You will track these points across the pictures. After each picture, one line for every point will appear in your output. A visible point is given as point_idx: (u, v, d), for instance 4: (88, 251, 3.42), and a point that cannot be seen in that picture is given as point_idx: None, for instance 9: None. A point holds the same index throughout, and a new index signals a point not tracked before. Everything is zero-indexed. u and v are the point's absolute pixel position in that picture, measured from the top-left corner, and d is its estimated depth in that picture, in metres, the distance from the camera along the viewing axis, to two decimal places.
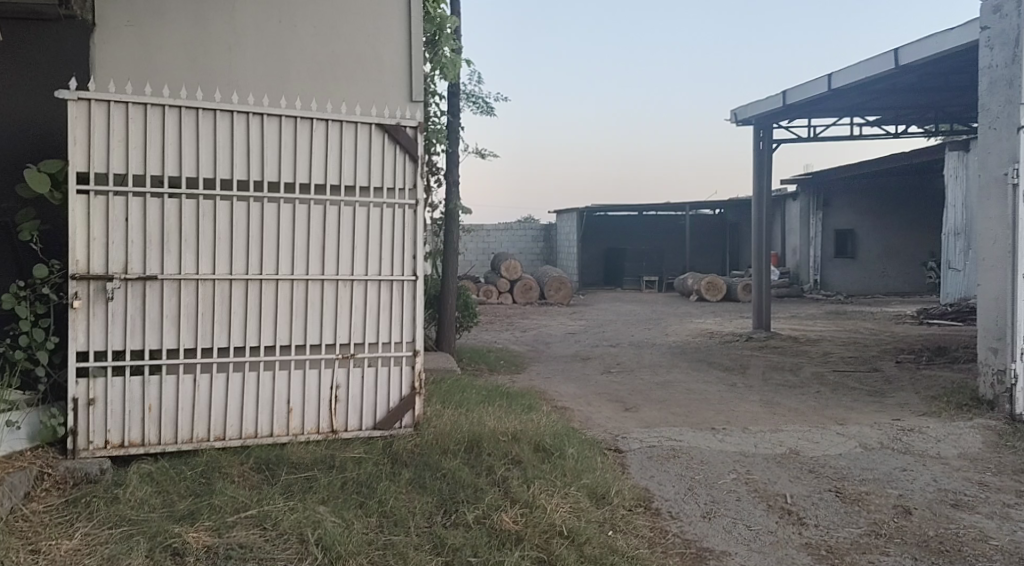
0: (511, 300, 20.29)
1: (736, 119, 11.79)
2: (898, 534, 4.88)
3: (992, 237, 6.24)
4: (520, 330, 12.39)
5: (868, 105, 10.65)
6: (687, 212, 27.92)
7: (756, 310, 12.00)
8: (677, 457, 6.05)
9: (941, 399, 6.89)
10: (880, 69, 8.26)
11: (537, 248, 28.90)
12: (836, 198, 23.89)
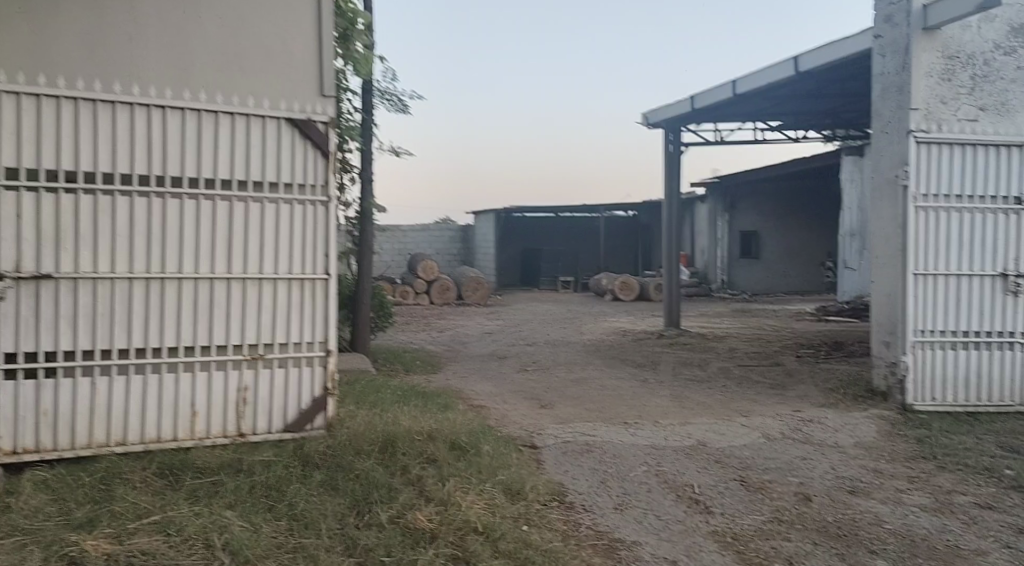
0: (428, 301, 20.20)
1: (647, 122, 12.10)
2: (799, 520, 5.10)
3: (885, 237, 6.53)
4: (438, 331, 12.37)
5: (773, 110, 11.07)
6: (602, 213, 28.44)
7: (665, 306, 12.28)
8: (591, 452, 6.16)
9: (839, 391, 7.23)
10: (780, 75, 8.64)
11: (455, 249, 28.90)
12: (741, 201, 24.49)
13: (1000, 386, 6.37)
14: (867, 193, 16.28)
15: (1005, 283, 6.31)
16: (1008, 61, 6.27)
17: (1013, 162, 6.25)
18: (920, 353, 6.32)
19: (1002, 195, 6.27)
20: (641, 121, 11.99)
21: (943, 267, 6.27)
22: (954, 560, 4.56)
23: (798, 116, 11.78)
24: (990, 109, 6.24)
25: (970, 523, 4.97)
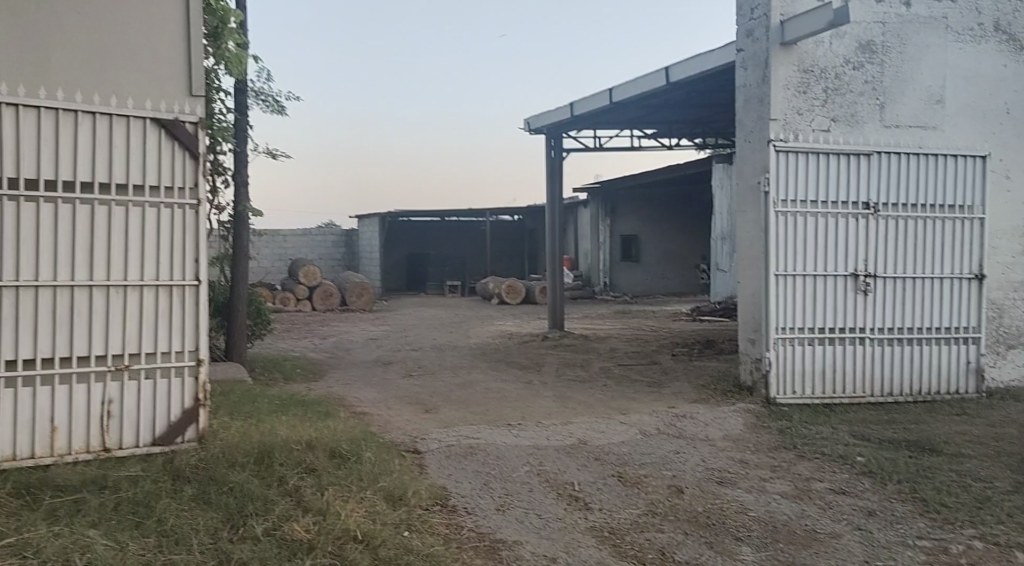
0: (310, 308, 19.80)
1: (529, 127, 12.31)
2: (671, 512, 5.31)
3: (749, 240, 6.89)
4: (320, 338, 12.13)
5: (649, 118, 11.51)
6: (487, 217, 28.65)
7: (549, 315, 12.51)
8: (474, 454, 6.21)
9: (710, 387, 7.57)
10: (654, 84, 8.98)
11: (336, 253, 28.39)
12: (620, 206, 25.39)
13: (853, 378, 6.84)
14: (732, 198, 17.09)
15: (855, 281, 6.80)
16: (856, 75, 6.73)
17: (861, 170, 6.73)
18: (781, 349, 6.71)
19: (852, 200, 6.75)
20: (524, 127, 12.18)
21: (801, 268, 6.68)
22: (811, 543, 4.86)
23: (671, 124, 12.30)
24: (841, 120, 6.72)
25: (826, 508, 5.32)
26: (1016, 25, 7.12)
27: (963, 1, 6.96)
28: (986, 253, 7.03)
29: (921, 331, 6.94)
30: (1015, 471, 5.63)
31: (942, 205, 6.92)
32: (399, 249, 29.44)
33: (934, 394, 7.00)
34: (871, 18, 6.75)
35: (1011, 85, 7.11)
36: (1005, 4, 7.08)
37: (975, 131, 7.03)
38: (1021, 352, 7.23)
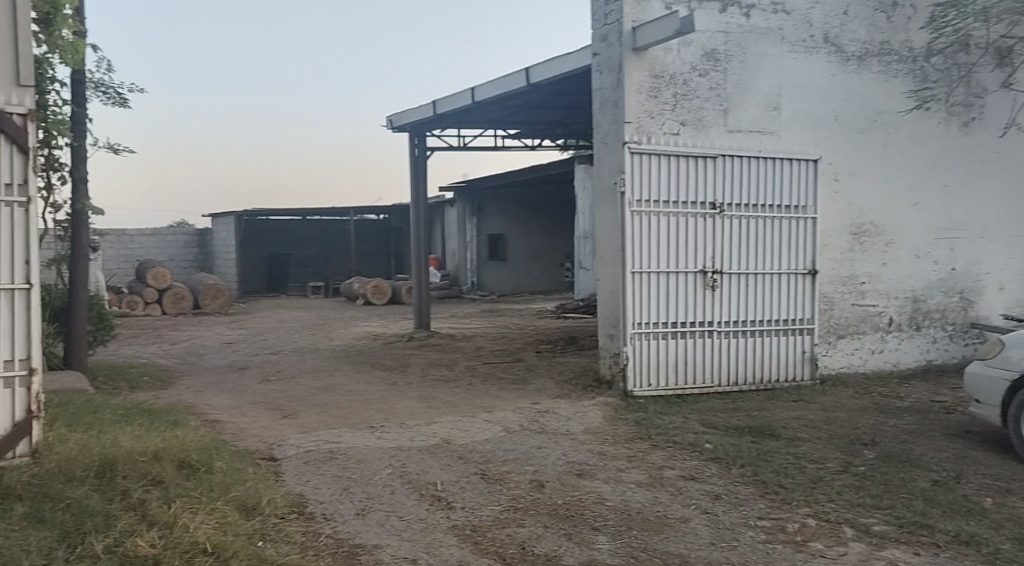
0: (160, 311, 18.84)
1: (391, 125, 12.21)
2: (532, 506, 5.39)
3: (607, 238, 7.10)
4: (172, 343, 11.54)
5: (512, 118, 11.69)
6: (350, 216, 28.31)
7: (413, 309, 12.51)
8: (334, 459, 6.10)
9: (572, 382, 7.77)
10: (515, 85, 9.09)
11: (191, 254, 27.10)
12: (488, 204, 25.54)
13: (703, 369, 7.20)
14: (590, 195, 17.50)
15: (704, 277, 7.16)
16: (703, 82, 7.08)
17: (708, 172, 7.09)
18: (638, 343, 6.97)
19: (700, 201, 7.09)
20: (385, 124, 12.07)
21: (654, 265, 6.95)
22: (663, 529, 5.06)
23: (531, 125, 12.58)
24: (689, 124, 7.04)
25: (677, 494, 5.56)
26: (843, 37, 7.71)
27: (795, 13, 7.46)
28: (818, 251, 7.59)
29: (762, 324, 7.40)
30: (843, 451, 6.10)
31: (779, 205, 7.41)
32: (264, 249, 28.50)
33: (774, 382, 7.49)
34: (714, 27, 7.12)
35: (838, 95, 7.70)
36: (832, 18, 7.65)
37: (808, 137, 7.55)
38: (850, 341, 7.85)
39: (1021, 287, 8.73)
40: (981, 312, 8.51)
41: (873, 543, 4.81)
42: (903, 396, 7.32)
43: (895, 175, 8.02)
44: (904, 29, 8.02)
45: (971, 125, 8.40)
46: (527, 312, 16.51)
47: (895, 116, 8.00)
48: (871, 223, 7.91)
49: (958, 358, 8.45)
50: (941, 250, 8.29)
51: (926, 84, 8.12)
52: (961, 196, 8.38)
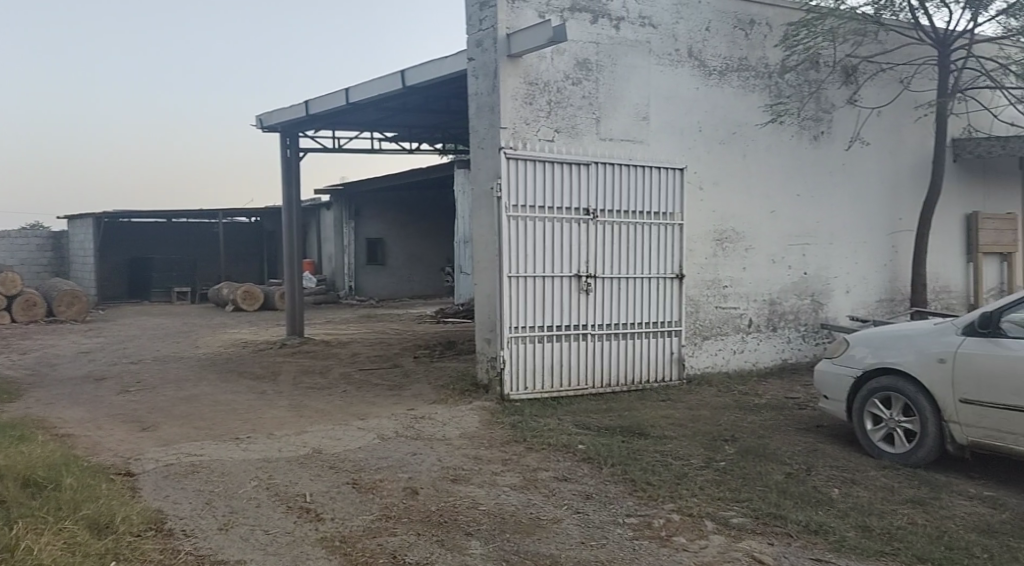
0: (7, 319, 17.42)
1: (262, 125, 11.83)
2: (405, 514, 5.30)
3: (484, 243, 7.12)
4: (19, 353, 10.72)
5: (390, 120, 11.62)
6: (218, 218, 27.32)
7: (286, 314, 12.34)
8: (196, 472, 5.82)
9: (449, 387, 7.77)
10: (390, 87, 9.00)
11: (44, 258, 25.25)
12: (365, 208, 25.17)
13: (577, 372, 7.36)
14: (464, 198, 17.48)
15: (578, 281, 7.32)
16: (576, 90, 7.24)
17: (582, 178, 7.25)
18: (514, 347, 7.04)
19: (574, 206, 7.24)
20: (256, 124, 11.68)
21: (530, 269, 7.04)
22: (535, 531, 5.09)
23: (408, 129, 12.54)
24: (563, 131, 7.19)
25: (549, 496, 5.64)
26: (705, 52, 8.09)
27: (662, 27, 7.76)
28: (684, 255, 7.92)
29: (633, 326, 7.64)
30: (706, 448, 6.38)
31: (649, 211, 7.67)
32: (129, 252, 27.03)
33: (644, 382, 7.75)
34: (586, 38, 7.30)
35: (701, 107, 8.06)
36: (696, 33, 8.01)
37: (675, 146, 7.87)
38: (714, 342, 8.23)
39: (865, 290, 9.44)
40: (830, 313, 9.13)
41: (732, 535, 5.04)
42: (761, 394, 7.75)
43: (753, 184, 8.48)
44: (761, 46, 8.51)
45: (820, 138, 9.00)
46: (406, 317, 16.38)
47: (753, 129, 8.46)
48: (732, 230, 8.33)
49: (811, 356, 9.03)
50: (796, 255, 8.83)
51: (781, 99, 8.64)
52: (813, 205, 8.97)
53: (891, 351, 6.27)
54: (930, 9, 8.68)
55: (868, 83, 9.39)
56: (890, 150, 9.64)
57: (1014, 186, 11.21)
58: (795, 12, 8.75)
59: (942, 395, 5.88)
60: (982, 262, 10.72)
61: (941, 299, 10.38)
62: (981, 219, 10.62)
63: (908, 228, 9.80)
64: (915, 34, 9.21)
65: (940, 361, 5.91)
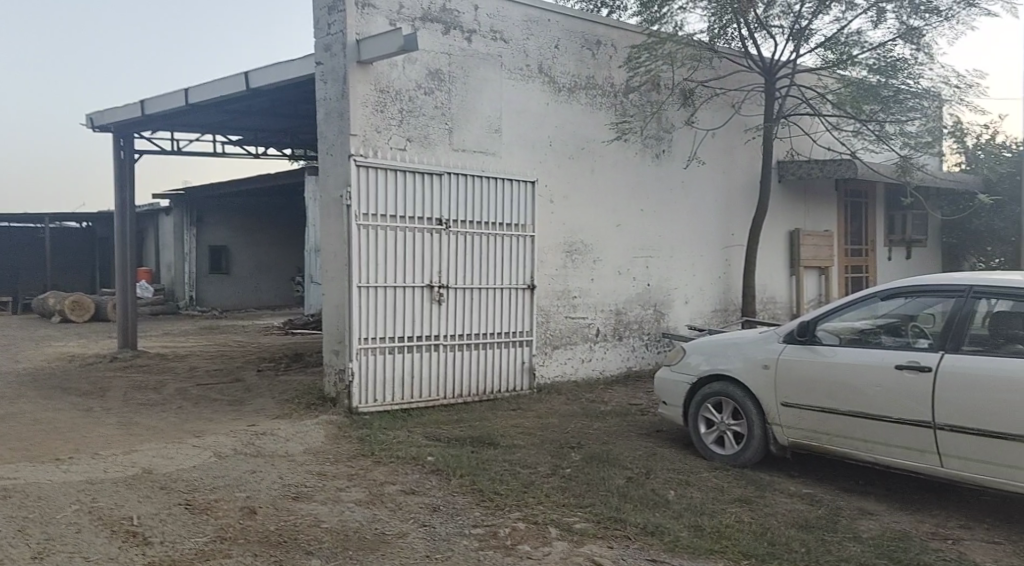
0: None
1: (93, 124, 11.04)
2: (242, 534, 4.96)
3: (332, 252, 6.92)
4: None
5: (237, 123, 11.19)
6: (46, 222, 25.17)
7: (118, 329, 11.72)
8: (6, 498, 5.26)
9: (294, 402, 7.54)
10: (234, 89, 8.65)
11: None
12: (208, 214, 24.04)
13: (428, 383, 7.32)
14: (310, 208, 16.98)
15: (431, 292, 7.29)
16: (428, 100, 7.24)
17: (434, 189, 7.24)
18: (363, 359, 6.90)
19: (427, 216, 7.21)
20: (86, 123, 10.87)
21: (381, 279, 6.93)
22: (379, 546, 4.93)
23: (255, 133, 12.12)
24: (415, 141, 7.16)
25: (395, 510, 5.52)
26: (555, 69, 8.33)
27: (513, 43, 7.93)
28: (535, 266, 8.08)
29: (483, 336, 7.70)
30: (552, 455, 6.51)
31: (501, 223, 7.77)
32: None
33: (495, 392, 7.84)
34: (438, 48, 7.33)
35: (550, 122, 8.28)
36: (545, 50, 8.23)
37: (526, 159, 8.04)
38: (564, 351, 8.44)
39: (702, 300, 10.02)
40: (670, 323, 9.62)
41: (575, 540, 5.14)
42: (605, 401, 8.03)
43: (600, 199, 8.80)
44: (606, 67, 8.86)
45: (662, 156, 9.48)
46: (253, 329, 15.75)
47: (600, 145, 8.78)
48: (581, 242, 8.59)
49: (652, 364, 9.48)
50: (639, 267, 9.24)
51: (626, 118, 9.02)
52: (655, 219, 9.42)
53: (722, 358, 6.66)
54: (758, 39, 9.34)
55: (704, 106, 9.97)
56: (724, 169, 10.30)
57: (830, 206, 12.28)
58: (639, 35, 9.18)
59: (766, 399, 6.33)
60: (803, 275, 11.68)
61: (768, 309, 11.21)
62: (803, 235, 11.57)
63: (741, 243, 10.51)
64: (745, 62, 9.87)
65: (764, 367, 6.36)
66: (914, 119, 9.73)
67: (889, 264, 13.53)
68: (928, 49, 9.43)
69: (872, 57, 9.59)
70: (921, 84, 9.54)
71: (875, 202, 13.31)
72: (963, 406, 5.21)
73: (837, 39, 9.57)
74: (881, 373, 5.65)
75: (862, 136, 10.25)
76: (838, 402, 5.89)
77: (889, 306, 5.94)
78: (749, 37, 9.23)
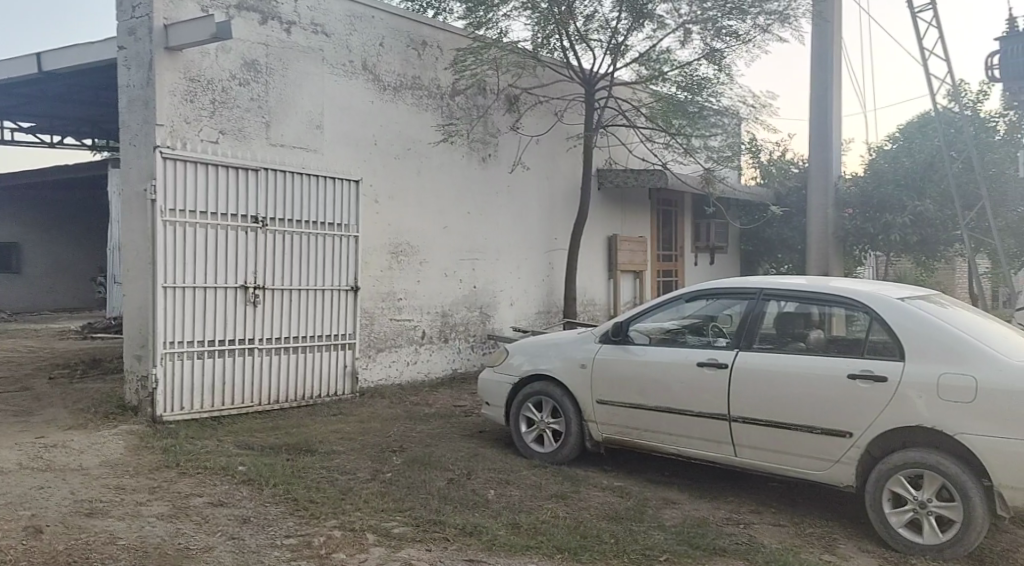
0: None
1: None
2: (23, 557, 4.44)
3: (134, 250, 6.53)
4: None
5: (30, 108, 10.28)
6: None
7: None
8: None
9: (91, 411, 6.94)
10: (23, 71, 7.94)
11: None
12: None
13: (241, 389, 7.06)
14: (114, 202, 15.51)
15: (245, 293, 7.03)
16: (243, 91, 7.08)
17: (250, 186, 7.01)
18: (168, 364, 6.54)
19: (242, 214, 6.96)
20: None
21: (189, 279, 6.61)
22: (181, 560, 4.59)
23: (49, 119, 11.14)
24: (229, 133, 6.97)
25: (202, 523, 5.16)
26: (379, 67, 8.38)
27: (335, 38, 7.92)
28: (358, 268, 8.02)
29: (301, 339, 7.53)
30: (372, 459, 6.41)
31: (322, 222, 7.65)
32: None
33: (313, 397, 7.68)
34: (254, 38, 7.19)
35: (375, 121, 8.32)
36: (369, 47, 8.27)
37: (348, 159, 8.01)
38: (388, 353, 8.51)
39: (525, 302, 10.35)
40: (494, 325, 9.90)
41: (392, 545, 5.04)
42: (430, 404, 8.07)
43: (425, 200, 8.90)
44: (433, 68, 9.00)
45: (487, 160, 9.72)
46: (48, 333, 14.33)
47: (425, 146, 8.89)
48: (407, 244, 8.67)
49: (477, 365, 9.71)
50: (465, 270, 9.44)
51: (452, 120, 9.16)
52: (481, 222, 9.65)
53: (541, 358, 6.85)
54: (579, 51, 9.72)
55: (528, 112, 10.28)
56: (548, 175, 10.67)
57: (644, 213, 12.99)
58: (464, 39, 9.38)
59: (582, 397, 6.58)
60: (620, 279, 12.34)
61: (588, 311, 11.74)
62: (619, 241, 12.19)
63: (563, 247, 10.92)
64: (566, 72, 10.23)
65: (582, 366, 6.60)
66: (715, 134, 10.65)
67: (695, 268, 14.57)
68: (727, 70, 10.20)
69: (679, 74, 10.24)
70: (722, 102, 10.42)
71: (683, 210, 14.21)
72: (754, 400, 5.67)
73: (652, 55, 10.10)
74: (685, 370, 6.02)
75: (672, 148, 10.87)
76: (647, 398, 6.22)
77: (692, 307, 6.31)
78: (570, 48, 9.56)
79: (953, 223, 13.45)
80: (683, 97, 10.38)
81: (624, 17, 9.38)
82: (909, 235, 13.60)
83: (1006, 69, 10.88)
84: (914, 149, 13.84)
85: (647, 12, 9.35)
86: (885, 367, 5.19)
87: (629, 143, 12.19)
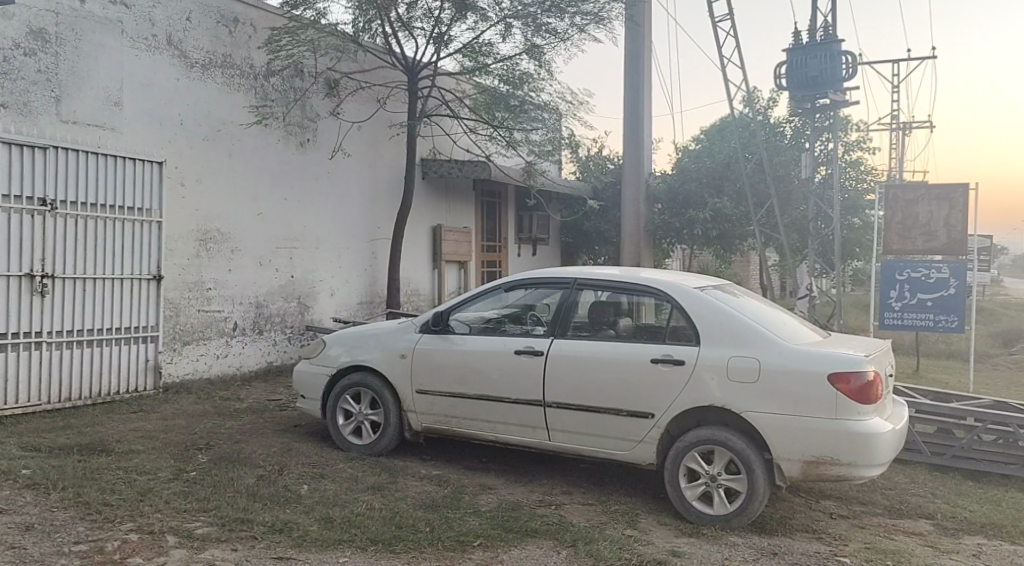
0: None
1: None
2: None
3: None
4: None
5: None
6: None
7: None
8: None
9: None
10: None
11: None
12: None
13: (28, 386, 6.53)
14: None
15: (30, 282, 6.51)
16: (29, 62, 6.59)
17: (38, 165, 6.50)
18: None
19: (28, 195, 6.45)
20: None
21: None
22: None
23: None
24: (11, 107, 6.47)
25: None
26: (185, 43, 7.99)
27: (136, 10, 7.48)
28: (162, 257, 7.60)
29: (100, 332, 7.08)
30: (176, 459, 6.06)
31: (122, 207, 7.20)
32: None
33: (113, 394, 7.24)
34: (40, 4, 6.68)
35: (181, 100, 7.95)
36: (174, 21, 7.86)
37: (150, 139, 7.64)
38: (195, 347, 8.18)
39: (347, 292, 10.23)
40: (314, 316, 9.73)
41: (193, 546, 4.77)
42: (240, 399, 7.80)
43: (237, 184, 8.60)
44: (245, 46, 8.65)
45: (306, 145, 9.49)
46: None
47: (237, 128, 8.57)
48: (216, 230, 8.37)
49: (295, 358, 9.49)
50: (281, 259, 9.22)
51: (266, 102, 8.88)
52: (300, 210, 9.44)
53: (362, 350, 6.76)
54: (401, 38, 9.69)
55: (349, 98, 10.09)
56: (370, 163, 10.54)
57: (470, 204, 13.18)
58: (280, 17, 9.05)
59: (402, 387, 6.57)
60: (444, 269, 12.48)
61: (413, 301, 11.80)
62: (442, 231, 12.31)
63: (388, 237, 10.89)
64: (388, 59, 10.17)
65: (401, 357, 6.58)
66: (536, 128, 10.86)
67: (519, 259, 14.93)
68: (547, 67, 10.49)
69: (502, 67, 10.41)
70: (542, 98, 10.75)
71: (509, 202, 14.53)
72: (566, 386, 5.88)
73: (474, 48, 10.13)
74: (503, 358, 6.15)
75: (495, 140, 11.13)
76: (467, 387, 6.30)
77: (512, 297, 6.44)
78: (392, 35, 9.53)
79: (748, 219, 14.69)
80: (504, 90, 10.62)
81: (446, 8, 9.42)
82: (711, 230, 14.64)
83: (792, 75, 11.94)
84: (714, 150, 14.94)
85: (469, 4, 9.45)
86: (682, 352, 5.53)
87: (452, 133, 12.12)
